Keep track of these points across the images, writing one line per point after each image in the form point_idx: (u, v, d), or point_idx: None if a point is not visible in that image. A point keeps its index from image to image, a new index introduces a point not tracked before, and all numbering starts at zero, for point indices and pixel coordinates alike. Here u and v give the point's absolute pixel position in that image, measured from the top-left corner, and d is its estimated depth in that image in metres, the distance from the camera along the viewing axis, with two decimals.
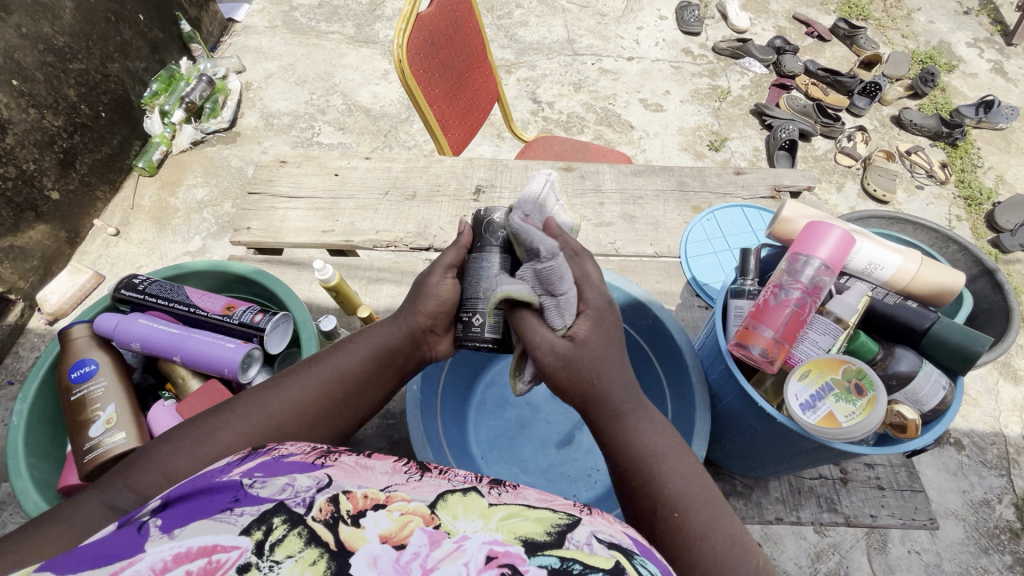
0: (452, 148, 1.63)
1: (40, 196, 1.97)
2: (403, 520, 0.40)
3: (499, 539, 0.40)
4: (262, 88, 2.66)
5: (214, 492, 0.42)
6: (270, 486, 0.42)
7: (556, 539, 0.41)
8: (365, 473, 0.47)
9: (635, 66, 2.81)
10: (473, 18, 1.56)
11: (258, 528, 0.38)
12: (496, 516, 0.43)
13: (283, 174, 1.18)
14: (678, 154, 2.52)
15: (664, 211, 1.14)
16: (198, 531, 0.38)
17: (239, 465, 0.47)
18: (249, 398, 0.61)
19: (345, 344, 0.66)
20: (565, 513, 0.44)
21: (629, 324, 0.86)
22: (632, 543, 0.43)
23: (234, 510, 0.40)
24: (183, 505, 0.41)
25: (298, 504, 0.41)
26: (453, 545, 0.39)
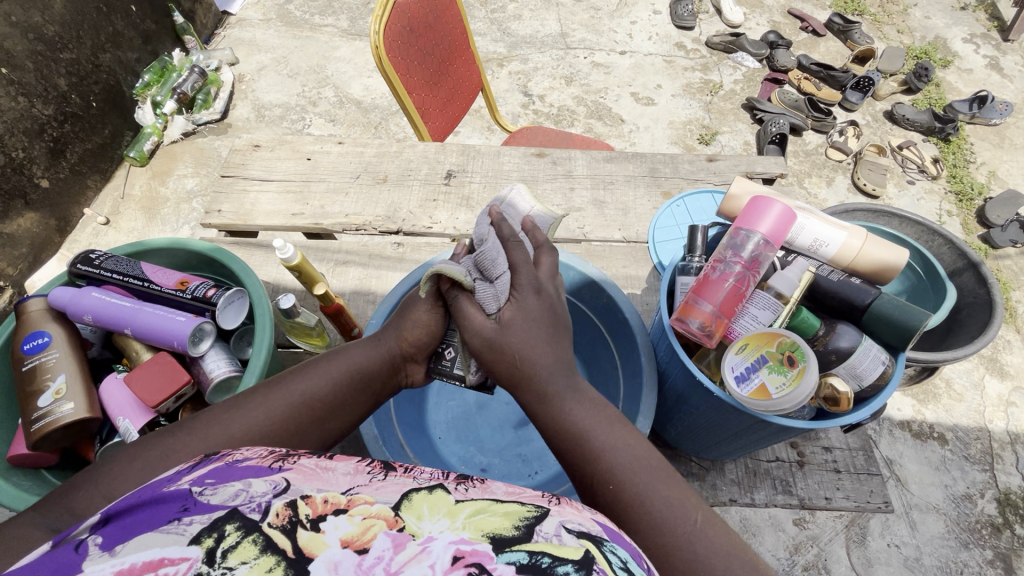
0: (434, 137, 1.63)
1: (30, 183, 1.99)
2: (366, 524, 0.38)
3: (465, 538, 0.37)
4: (254, 80, 2.67)
5: (160, 502, 0.39)
6: (222, 493, 0.40)
7: (525, 533, 0.38)
8: (325, 474, 0.44)
9: (627, 60, 2.80)
10: (455, 7, 1.56)
11: (209, 536, 0.36)
12: (463, 513, 0.40)
13: (256, 158, 1.19)
14: (667, 147, 2.51)
15: (634, 197, 1.14)
16: (142, 545, 0.35)
17: (189, 472, 0.44)
18: (214, 414, 0.59)
19: (320, 364, 0.66)
20: (533, 504, 0.42)
21: (585, 306, 0.87)
22: (601, 529, 0.42)
23: (182, 520, 0.37)
24: (128, 517, 0.38)
25: (253, 511, 0.38)
26: (418, 547, 0.36)
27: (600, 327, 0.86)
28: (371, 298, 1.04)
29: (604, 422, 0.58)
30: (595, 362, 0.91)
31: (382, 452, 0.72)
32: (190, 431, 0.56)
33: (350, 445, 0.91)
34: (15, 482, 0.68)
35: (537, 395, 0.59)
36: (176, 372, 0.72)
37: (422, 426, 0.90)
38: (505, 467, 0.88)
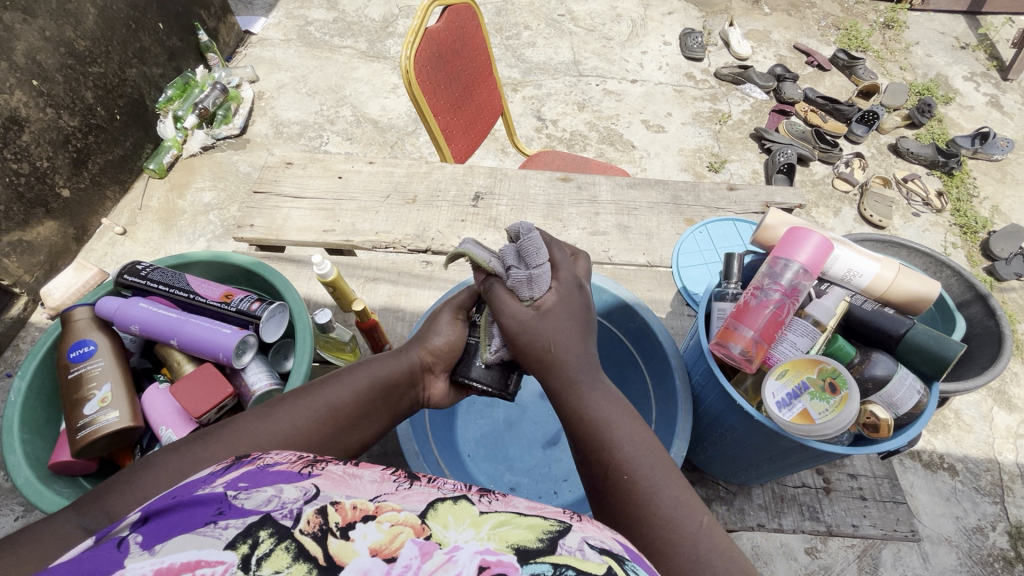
0: (455, 158, 1.66)
1: (51, 192, 2.02)
2: (393, 532, 0.39)
3: (490, 548, 0.38)
4: (274, 97, 2.72)
5: (196, 504, 0.40)
6: (255, 497, 0.40)
7: (549, 546, 0.39)
8: (353, 481, 0.45)
9: (638, 88, 2.88)
10: (480, 35, 1.62)
11: (244, 542, 0.36)
12: (487, 523, 0.41)
13: (288, 175, 1.22)
14: (677, 174, 2.56)
15: (657, 223, 1.17)
16: (181, 545, 0.36)
17: (222, 475, 0.44)
18: (237, 427, 0.58)
19: (341, 375, 0.67)
20: (555, 518, 0.42)
21: (618, 328, 0.89)
22: (622, 548, 0.42)
23: (218, 523, 0.37)
24: (165, 519, 0.39)
25: (285, 516, 0.39)
26: (444, 557, 0.37)
27: (632, 349, 0.88)
28: (401, 315, 1.07)
29: (621, 414, 0.59)
30: (625, 383, 0.92)
31: (421, 466, 0.73)
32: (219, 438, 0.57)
33: (378, 460, 0.92)
34: (56, 488, 0.68)
35: (564, 381, 0.62)
36: (219, 383, 0.73)
37: (452, 442, 0.91)
38: (534, 486, 0.89)
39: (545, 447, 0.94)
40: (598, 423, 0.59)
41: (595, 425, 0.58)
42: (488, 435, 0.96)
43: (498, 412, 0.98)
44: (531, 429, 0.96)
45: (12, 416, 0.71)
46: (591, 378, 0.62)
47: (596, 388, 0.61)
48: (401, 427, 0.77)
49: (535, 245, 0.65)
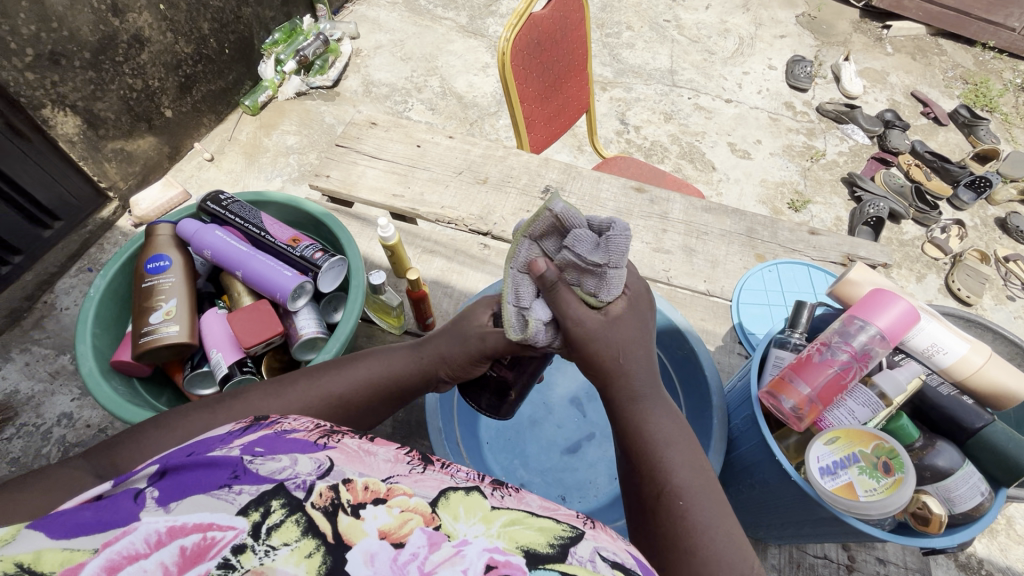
0: (532, 147, 1.65)
1: (156, 111, 2.16)
2: (403, 517, 0.40)
3: (499, 547, 0.39)
4: (370, 56, 2.80)
5: (212, 466, 0.42)
6: (270, 464, 0.42)
7: (558, 553, 0.40)
8: (367, 458, 0.46)
9: (732, 109, 2.77)
10: (583, 28, 1.59)
11: (256, 510, 0.38)
12: (498, 521, 0.42)
13: (370, 135, 1.25)
14: (754, 205, 2.46)
15: (725, 252, 1.12)
16: (195, 506, 0.38)
17: (240, 437, 0.47)
18: (253, 397, 0.62)
19: (361, 365, 0.68)
20: (568, 525, 0.43)
21: (663, 350, 0.86)
22: (635, 564, 0.43)
23: (232, 488, 0.39)
24: (181, 476, 0.41)
25: (298, 488, 0.40)
26: (452, 549, 0.38)
27: (673, 375, 0.85)
28: (448, 291, 1.07)
29: (675, 442, 0.58)
30: None
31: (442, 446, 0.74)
32: (240, 402, 0.61)
33: (400, 427, 0.94)
34: (113, 385, 0.74)
35: (626, 395, 0.62)
36: (273, 321, 0.77)
37: (474, 426, 0.92)
38: (545, 488, 0.88)
39: (564, 453, 0.93)
40: (654, 445, 0.58)
41: (655, 443, 0.58)
42: (509, 427, 0.96)
43: (524, 408, 0.98)
44: (553, 431, 0.95)
45: (88, 309, 0.77)
46: (653, 401, 0.61)
47: (660, 406, 0.61)
48: (431, 407, 0.78)
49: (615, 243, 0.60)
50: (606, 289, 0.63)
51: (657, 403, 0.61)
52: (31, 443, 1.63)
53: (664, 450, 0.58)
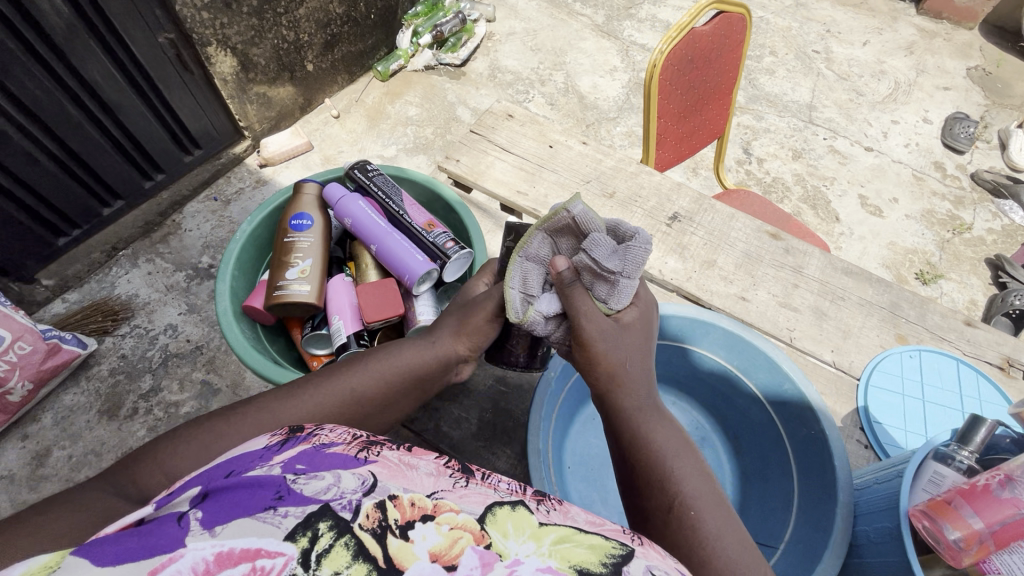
0: (657, 164, 1.58)
1: (300, 63, 2.28)
2: (452, 536, 0.39)
3: (551, 568, 0.38)
4: (501, 41, 2.81)
5: (255, 485, 0.41)
6: (312, 484, 0.41)
7: (612, 573, 0.39)
8: (409, 472, 0.46)
9: (871, 159, 2.53)
10: (739, 51, 1.50)
11: (305, 535, 0.36)
12: (547, 538, 0.41)
13: (505, 126, 1.24)
14: (876, 268, 2.24)
15: (861, 324, 1.01)
16: (242, 531, 0.36)
17: (277, 454, 0.47)
18: (268, 400, 0.64)
19: (370, 361, 0.70)
20: (618, 542, 0.43)
21: (783, 423, 0.80)
22: None
23: (277, 511, 0.38)
24: (224, 497, 0.40)
25: (344, 509, 0.39)
26: (505, 571, 0.37)
27: (789, 452, 0.79)
28: None
29: (677, 450, 0.62)
30: (759, 482, 0.84)
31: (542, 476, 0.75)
32: (258, 409, 0.62)
33: (486, 428, 0.94)
34: (242, 328, 0.78)
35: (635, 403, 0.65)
36: (395, 302, 0.78)
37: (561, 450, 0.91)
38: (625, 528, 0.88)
39: None
40: (660, 453, 0.62)
41: (658, 457, 0.62)
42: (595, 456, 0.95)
43: None
44: None
45: (232, 250, 0.82)
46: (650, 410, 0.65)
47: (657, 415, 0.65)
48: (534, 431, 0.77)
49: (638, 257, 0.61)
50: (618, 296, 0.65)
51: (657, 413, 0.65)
52: (140, 345, 1.81)
53: (673, 461, 0.61)
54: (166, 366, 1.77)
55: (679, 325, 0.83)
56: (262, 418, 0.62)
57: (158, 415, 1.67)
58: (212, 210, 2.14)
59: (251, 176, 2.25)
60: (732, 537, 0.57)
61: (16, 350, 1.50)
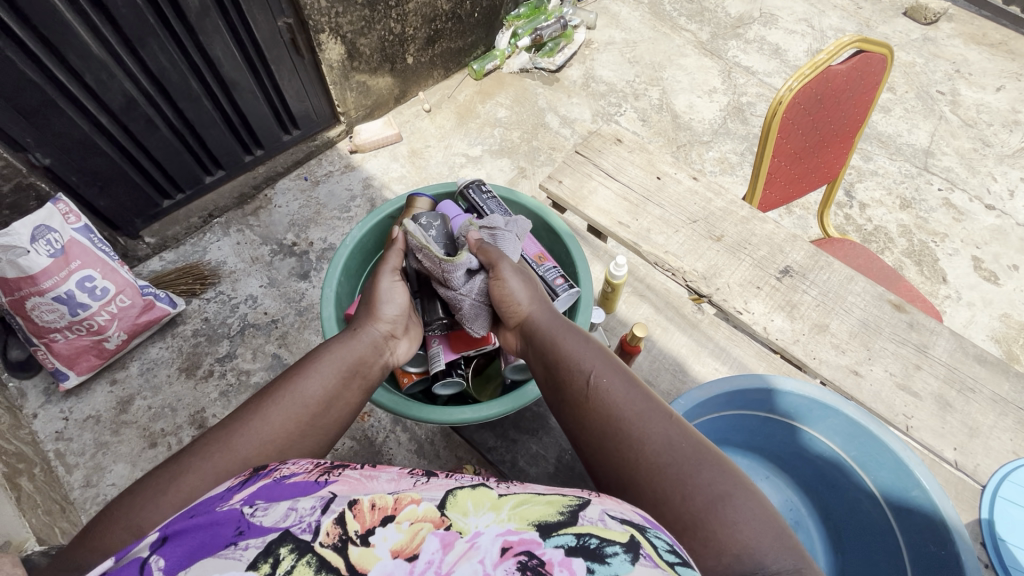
0: (760, 205, 1.49)
1: (401, 55, 2.32)
2: (413, 530, 0.42)
3: (511, 529, 0.42)
4: (598, 50, 2.76)
5: (215, 523, 0.43)
6: (272, 513, 0.43)
7: (569, 519, 0.44)
8: (368, 484, 0.50)
9: (992, 218, 2.29)
10: (872, 94, 1.38)
11: (266, 561, 0.39)
12: (505, 507, 0.46)
13: (612, 152, 1.20)
14: (983, 340, 2.03)
15: (993, 423, 0.90)
16: (207, 567, 0.39)
17: (240, 490, 0.48)
18: (206, 439, 0.60)
19: (310, 367, 0.68)
20: (572, 498, 0.47)
21: (904, 533, 0.73)
22: (641, 520, 0.47)
23: (239, 543, 0.40)
24: (184, 537, 0.42)
25: (304, 532, 0.42)
26: (466, 545, 0.41)
27: (908, 569, 0.72)
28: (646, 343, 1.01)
29: (629, 401, 0.61)
30: None
31: None
32: (199, 453, 0.58)
33: (562, 471, 0.92)
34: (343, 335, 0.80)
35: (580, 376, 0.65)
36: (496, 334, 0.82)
37: None
38: None
39: None
40: (619, 416, 0.60)
41: (618, 433, 0.59)
42: None
43: None
44: None
45: (341, 256, 0.85)
46: (584, 354, 0.67)
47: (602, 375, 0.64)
48: None
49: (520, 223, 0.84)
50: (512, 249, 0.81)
51: (602, 374, 0.64)
52: (222, 311, 1.90)
53: (636, 422, 0.60)
54: (243, 334, 1.86)
55: (796, 403, 0.78)
56: (207, 456, 0.58)
57: (231, 382, 1.75)
58: (301, 190, 2.21)
59: (340, 160, 2.31)
60: (682, 439, 0.57)
61: (117, 302, 1.61)
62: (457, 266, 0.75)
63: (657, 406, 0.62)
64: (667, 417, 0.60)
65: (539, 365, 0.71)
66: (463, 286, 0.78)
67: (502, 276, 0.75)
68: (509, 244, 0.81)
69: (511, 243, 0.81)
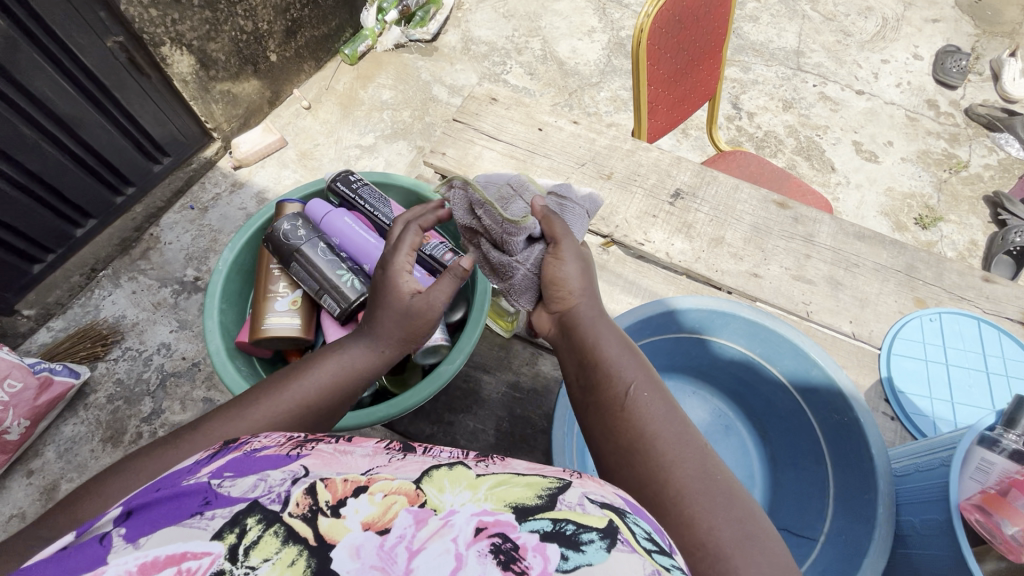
0: (649, 135, 1.52)
1: (262, 54, 2.15)
2: (386, 503, 0.37)
3: (487, 509, 0.36)
4: (471, 11, 2.67)
5: (180, 497, 0.38)
6: (240, 485, 0.38)
7: (547, 502, 0.38)
8: (344, 458, 0.44)
9: (863, 102, 2.46)
10: (727, 5, 1.41)
11: (232, 531, 0.34)
12: (484, 485, 0.40)
13: (490, 112, 1.17)
14: (875, 217, 2.21)
15: (878, 291, 0.98)
16: (166, 541, 0.33)
17: (208, 463, 0.43)
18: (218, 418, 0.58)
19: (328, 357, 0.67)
20: (554, 478, 0.42)
21: (813, 410, 0.79)
22: (623, 503, 0.41)
23: (204, 515, 0.35)
24: (149, 512, 0.37)
25: (273, 502, 0.36)
26: (439, 522, 0.35)
27: (824, 445, 0.78)
28: None
29: (669, 422, 0.56)
30: (792, 471, 0.85)
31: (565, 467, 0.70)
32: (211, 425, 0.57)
33: (503, 439, 0.93)
34: (236, 363, 0.75)
35: (623, 389, 0.59)
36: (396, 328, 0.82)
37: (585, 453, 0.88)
38: None
39: None
40: (652, 434, 0.55)
41: (645, 444, 0.54)
42: None
43: None
44: None
45: (216, 282, 0.79)
46: (633, 369, 0.60)
47: (651, 394, 0.58)
48: (557, 435, 0.73)
49: (592, 198, 0.79)
50: (576, 224, 0.77)
51: (652, 394, 0.58)
52: (134, 368, 1.74)
53: (669, 444, 0.54)
54: (164, 387, 1.71)
55: (698, 318, 0.81)
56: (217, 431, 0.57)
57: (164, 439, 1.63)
58: (189, 220, 2.05)
59: (225, 180, 2.15)
60: (717, 471, 0.52)
61: (7, 387, 1.44)
62: (521, 228, 0.71)
63: (694, 436, 0.56)
64: (700, 445, 0.55)
65: (572, 363, 0.65)
66: (519, 252, 0.73)
67: (561, 254, 0.69)
68: (575, 220, 0.77)
69: (581, 221, 0.77)
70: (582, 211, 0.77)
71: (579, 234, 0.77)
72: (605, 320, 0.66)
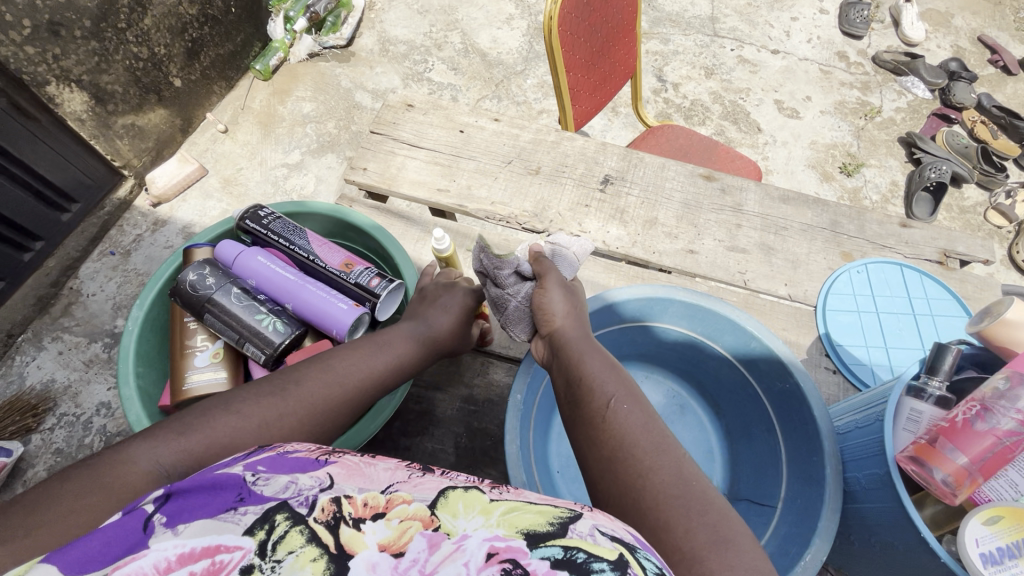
0: (576, 121, 1.51)
1: (165, 80, 2.01)
2: (402, 527, 0.35)
3: (499, 534, 0.35)
4: (384, 10, 2.59)
5: (215, 488, 0.38)
6: (273, 483, 0.39)
7: (558, 531, 0.36)
8: (368, 469, 0.42)
9: (779, 61, 2.53)
10: None
11: (262, 528, 0.34)
12: (498, 510, 0.38)
13: (408, 119, 1.13)
14: (803, 171, 2.29)
15: (808, 250, 1.01)
16: (201, 530, 0.34)
17: (245, 456, 0.44)
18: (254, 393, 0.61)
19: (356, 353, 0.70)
20: (566, 506, 0.39)
21: (758, 380, 0.81)
22: (633, 537, 0.39)
23: (238, 510, 0.36)
24: (186, 497, 0.38)
25: (301, 504, 0.36)
26: (452, 546, 0.34)
27: (772, 414, 0.81)
28: None
29: (645, 430, 0.55)
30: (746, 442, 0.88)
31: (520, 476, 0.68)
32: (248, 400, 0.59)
33: (465, 454, 0.91)
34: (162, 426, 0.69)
35: (602, 400, 0.59)
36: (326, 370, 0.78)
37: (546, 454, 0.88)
38: None
39: None
40: (630, 438, 0.55)
41: (623, 450, 0.54)
42: None
43: None
44: None
45: (128, 345, 0.74)
46: (614, 383, 0.61)
47: (630, 405, 0.58)
48: (510, 440, 0.71)
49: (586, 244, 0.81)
50: (567, 265, 0.78)
51: (631, 405, 0.58)
52: (73, 434, 1.61)
53: (644, 450, 0.53)
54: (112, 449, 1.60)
55: (637, 307, 0.81)
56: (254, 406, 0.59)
57: None
58: (111, 267, 1.91)
59: (144, 219, 2.00)
60: (693, 474, 0.51)
61: None
62: (507, 262, 0.73)
63: (673, 443, 0.55)
64: (678, 447, 0.54)
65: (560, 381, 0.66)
66: (511, 286, 0.74)
67: (547, 287, 0.73)
68: (565, 260, 0.78)
69: (572, 261, 0.79)
70: (575, 251, 0.79)
71: (568, 273, 0.78)
72: (593, 346, 0.68)
